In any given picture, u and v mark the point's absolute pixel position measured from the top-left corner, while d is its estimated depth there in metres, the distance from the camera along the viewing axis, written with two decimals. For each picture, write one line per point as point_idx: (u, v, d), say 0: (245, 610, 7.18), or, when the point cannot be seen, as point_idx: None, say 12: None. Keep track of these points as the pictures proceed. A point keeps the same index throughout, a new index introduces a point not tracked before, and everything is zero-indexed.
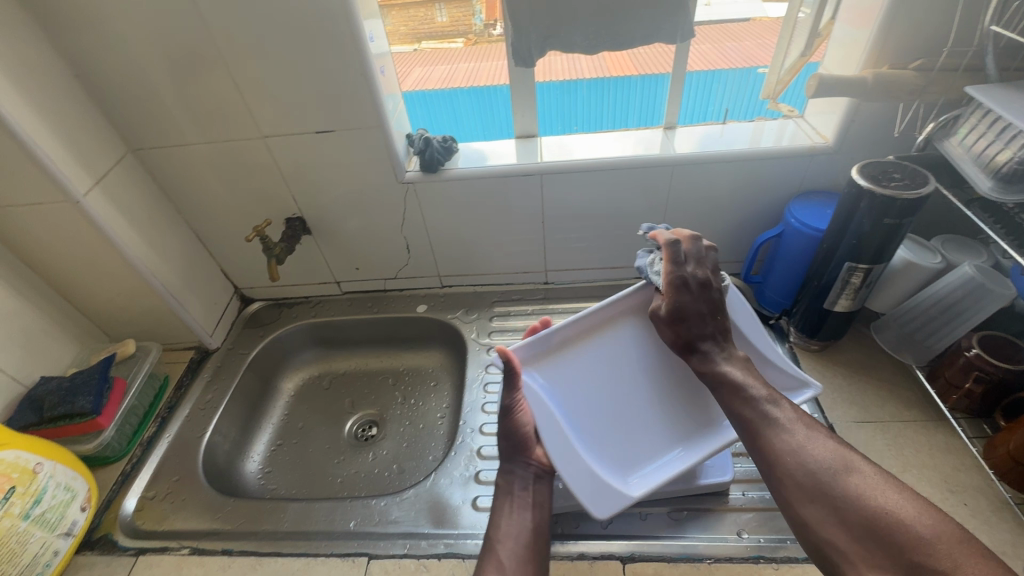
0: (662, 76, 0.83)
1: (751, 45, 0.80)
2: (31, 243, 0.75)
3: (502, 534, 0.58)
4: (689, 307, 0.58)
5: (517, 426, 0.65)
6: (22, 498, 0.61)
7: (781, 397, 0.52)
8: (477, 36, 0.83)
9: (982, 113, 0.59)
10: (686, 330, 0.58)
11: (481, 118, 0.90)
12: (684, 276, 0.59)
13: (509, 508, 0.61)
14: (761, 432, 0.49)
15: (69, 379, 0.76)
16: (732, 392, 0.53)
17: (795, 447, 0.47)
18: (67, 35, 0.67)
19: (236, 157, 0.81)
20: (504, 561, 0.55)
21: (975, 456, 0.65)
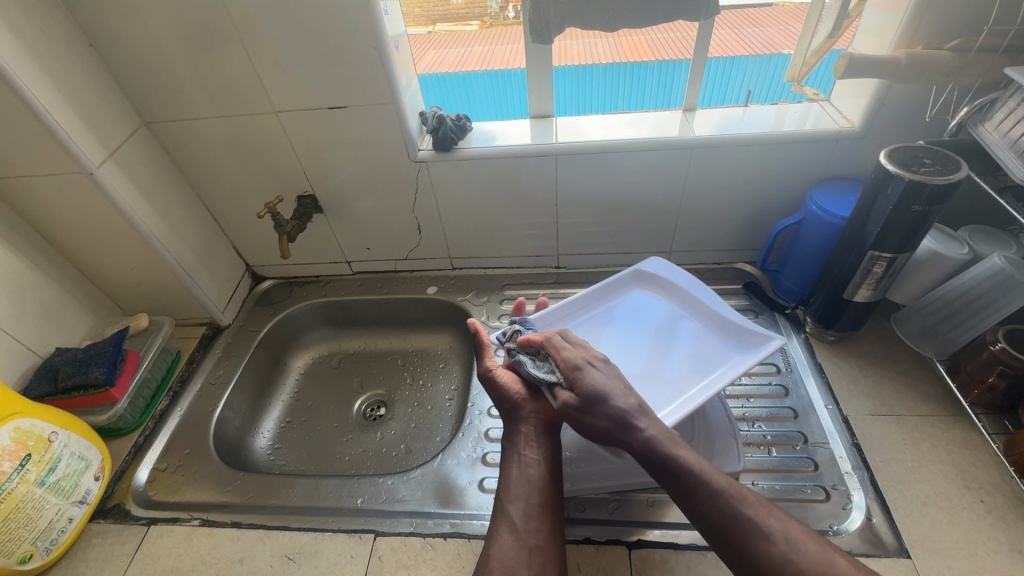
0: (680, 62, 0.80)
1: (774, 31, 0.79)
2: (46, 214, 0.76)
3: (513, 495, 0.58)
4: (601, 381, 0.57)
5: (503, 388, 0.65)
6: (37, 465, 0.62)
7: (744, 487, 0.48)
8: (492, 18, 0.80)
9: (1020, 96, 0.56)
10: (611, 405, 0.55)
11: (494, 100, 0.88)
12: (572, 363, 0.59)
13: (519, 465, 0.60)
14: (732, 537, 0.46)
15: (84, 351, 0.77)
16: (686, 486, 0.49)
17: (779, 557, 0.44)
18: (81, 5, 0.67)
19: (248, 132, 0.81)
20: (516, 522, 0.55)
21: (994, 452, 0.63)
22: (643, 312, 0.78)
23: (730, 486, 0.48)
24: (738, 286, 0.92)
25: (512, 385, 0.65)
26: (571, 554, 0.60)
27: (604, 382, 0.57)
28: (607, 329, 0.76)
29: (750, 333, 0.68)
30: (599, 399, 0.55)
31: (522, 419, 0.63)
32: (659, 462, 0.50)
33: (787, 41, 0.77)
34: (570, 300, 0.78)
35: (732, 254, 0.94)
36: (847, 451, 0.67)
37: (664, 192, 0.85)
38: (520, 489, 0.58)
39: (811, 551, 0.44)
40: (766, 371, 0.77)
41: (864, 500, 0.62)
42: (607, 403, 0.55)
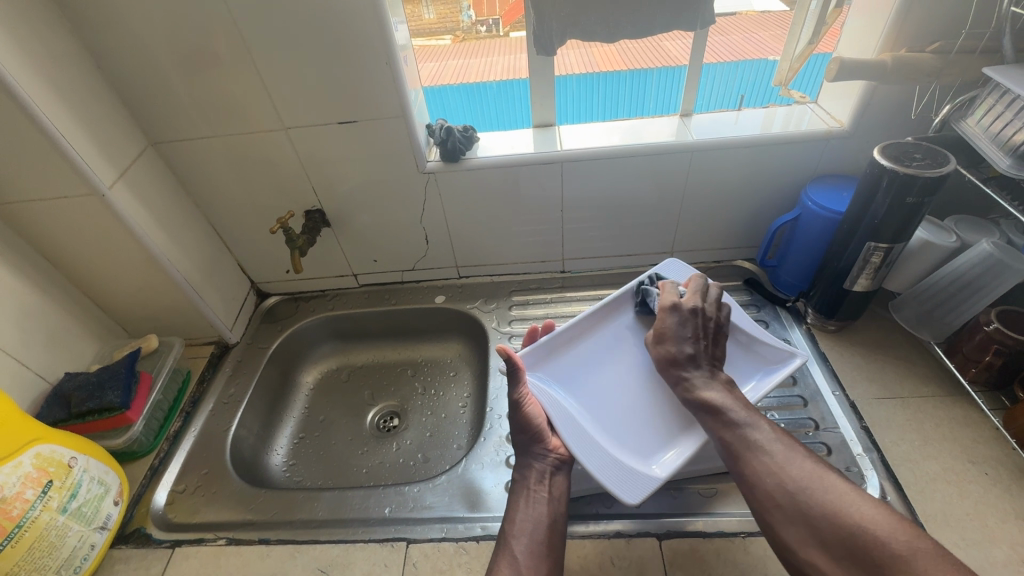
0: (649, 72, 0.84)
1: (740, 39, 0.83)
2: (54, 238, 0.75)
3: (517, 529, 0.58)
4: (671, 330, 0.64)
5: (529, 420, 0.63)
6: (59, 491, 0.61)
7: (760, 418, 0.56)
8: (465, 33, 0.85)
9: (999, 94, 0.61)
10: (667, 345, 0.63)
11: (470, 115, 0.90)
12: (677, 304, 0.65)
13: (526, 500, 0.60)
14: (742, 454, 0.53)
15: (96, 374, 0.76)
16: (714, 416, 0.56)
17: (773, 468, 0.51)
18: (92, 28, 0.67)
19: (257, 150, 0.81)
20: (518, 560, 0.55)
21: (994, 427, 0.67)
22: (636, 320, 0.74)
23: (752, 418, 0.55)
24: (739, 283, 0.96)
25: (536, 414, 0.63)
26: (605, 548, 0.61)
27: (679, 331, 0.64)
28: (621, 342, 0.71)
29: (763, 345, 0.67)
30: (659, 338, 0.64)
31: (533, 455, 0.63)
32: (692, 400, 0.58)
33: (764, 52, 0.83)
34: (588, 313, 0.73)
35: (732, 252, 0.97)
36: (857, 434, 0.70)
37: (665, 194, 0.88)
38: (520, 530, 0.57)
39: (803, 468, 0.50)
40: None
41: (877, 479, 0.65)
42: (669, 347, 0.63)
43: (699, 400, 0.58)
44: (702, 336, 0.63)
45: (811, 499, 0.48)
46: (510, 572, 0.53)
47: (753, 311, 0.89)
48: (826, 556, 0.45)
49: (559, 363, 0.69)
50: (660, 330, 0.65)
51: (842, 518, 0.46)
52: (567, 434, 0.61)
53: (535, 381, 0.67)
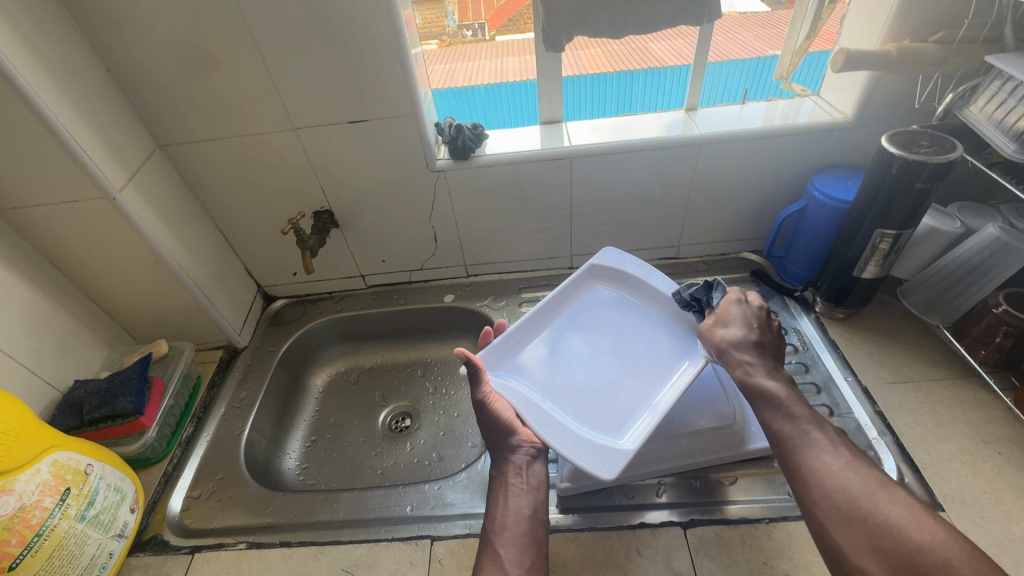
0: (637, 72, 0.85)
1: (722, 39, 0.82)
2: (62, 243, 0.74)
3: (498, 525, 0.58)
4: (733, 316, 0.66)
5: (496, 418, 0.65)
6: (77, 499, 0.60)
7: (822, 419, 0.56)
8: (451, 36, 0.84)
9: (1002, 80, 0.62)
10: (723, 332, 0.65)
11: (461, 110, 0.90)
12: (739, 301, 0.67)
13: (505, 497, 0.60)
14: (800, 448, 0.53)
15: (106, 380, 0.75)
16: (774, 407, 0.57)
17: (832, 469, 0.51)
18: (101, 30, 0.66)
19: (266, 151, 0.81)
20: (500, 554, 0.55)
21: (1006, 407, 0.68)
22: (582, 317, 0.79)
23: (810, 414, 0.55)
24: (745, 274, 0.97)
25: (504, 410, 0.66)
26: (630, 538, 0.62)
27: (743, 323, 0.65)
28: (569, 341, 0.76)
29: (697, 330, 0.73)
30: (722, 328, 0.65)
31: (508, 449, 0.64)
32: (750, 386, 0.59)
33: (744, 51, 0.85)
34: (529, 316, 0.77)
35: (738, 244, 0.99)
36: (872, 418, 0.71)
37: (672, 188, 0.89)
38: (502, 526, 0.58)
39: (862, 475, 0.50)
40: (785, 351, 0.81)
41: (894, 462, 0.66)
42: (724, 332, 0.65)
43: (760, 389, 0.59)
44: (767, 332, 0.65)
45: (871, 505, 0.47)
46: (494, 568, 0.53)
47: None
48: (881, 564, 0.45)
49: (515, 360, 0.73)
50: (723, 321, 0.66)
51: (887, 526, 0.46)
52: (538, 427, 0.63)
53: (495, 377, 0.70)
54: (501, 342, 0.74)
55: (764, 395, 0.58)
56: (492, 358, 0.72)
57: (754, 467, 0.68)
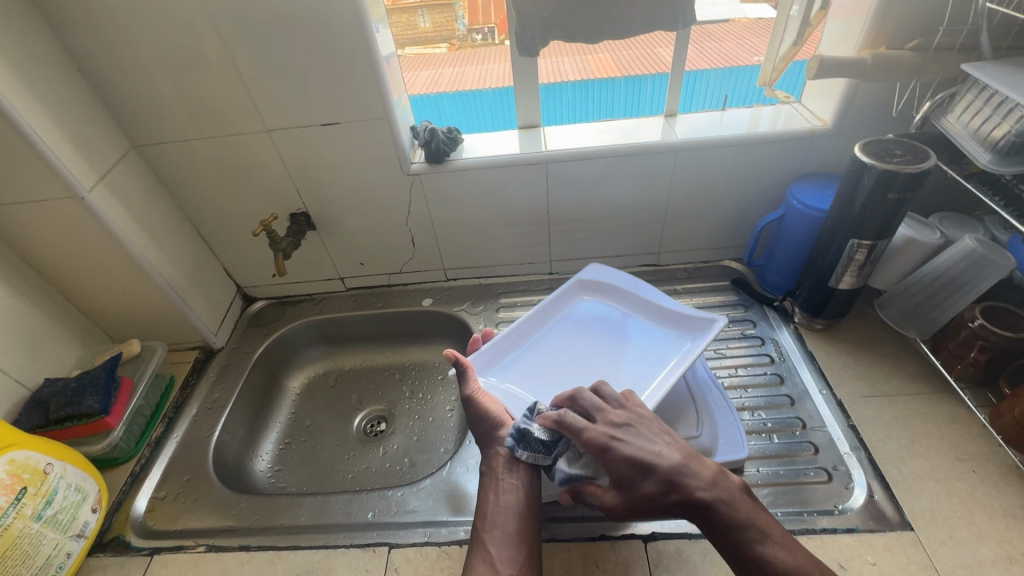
0: (646, 77, 0.85)
1: (732, 46, 0.84)
2: (34, 242, 0.74)
3: (489, 524, 0.56)
4: (634, 453, 0.54)
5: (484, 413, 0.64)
6: (33, 499, 0.60)
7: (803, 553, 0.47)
8: (461, 40, 0.85)
9: (978, 89, 0.61)
10: (651, 472, 0.52)
11: (466, 117, 0.90)
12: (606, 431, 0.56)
13: (495, 492, 0.59)
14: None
15: (75, 380, 0.75)
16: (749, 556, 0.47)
17: None
18: (71, 31, 0.67)
19: (240, 152, 0.81)
20: (492, 554, 0.53)
21: (981, 424, 0.67)
22: (578, 316, 0.82)
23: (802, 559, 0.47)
24: (726, 282, 0.95)
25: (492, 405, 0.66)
26: (589, 550, 0.60)
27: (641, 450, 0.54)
28: (565, 339, 0.78)
29: (688, 319, 0.76)
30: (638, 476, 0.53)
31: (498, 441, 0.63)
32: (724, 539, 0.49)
33: (753, 55, 0.83)
34: (526, 317, 0.80)
35: (719, 252, 0.97)
36: (844, 432, 0.69)
37: (650, 196, 0.88)
38: (493, 523, 0.56)
39: None
40: (762, 362, 0.80)
41: (865, 478, 0.64)
42: (648, 478, 0.52)
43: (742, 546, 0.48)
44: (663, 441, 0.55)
45: None
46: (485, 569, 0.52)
47: (741, 311, 0.89)
48: None
49: (510, 357, 0.76)
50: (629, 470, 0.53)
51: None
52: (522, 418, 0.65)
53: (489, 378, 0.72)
54: (495, 342, 0.76)
55: (751, 556, 0.47)
56: (481, 360, 0.75)
57: None
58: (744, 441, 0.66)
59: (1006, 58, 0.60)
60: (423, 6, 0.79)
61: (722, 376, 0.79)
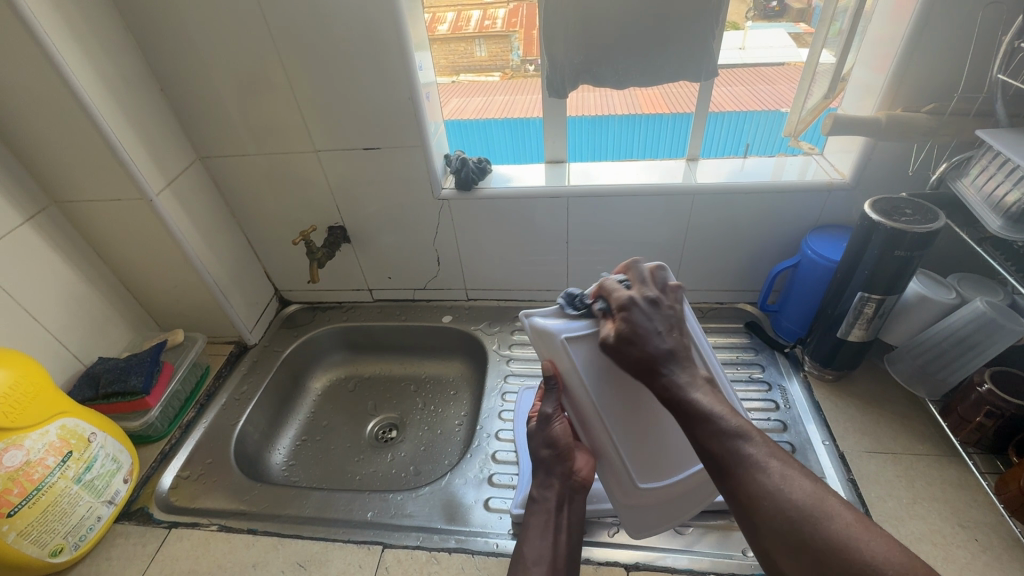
0: (687, 115, 0.87)
1: (784, 88, 0.86)
2: (105, 235, 0.84)
3: (532, 558, 0.56)
4: (642, 323, 0.50)
5: (557, 436, 0.59)
6: (76, 462, 0.67)
7: (756, 429, 0.44)
8: (513, 71, 0.90)
9: (991, 156, 0.62)
10: (641, 331, 0.50)
11: (514, 147, 0.97)
12: (631, 298, 0.52)
13: (539, 533, 0.59)
14: (732, 468, 0.42)
15: (124, 360, 0.84)
16: (702, 421, 0.45)
17: (771, 488, 0.40)
18: (160, 58, 0.77)
19: (290, 169, 0.89)
20: None
21: (987, 492, 0.65)
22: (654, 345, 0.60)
23: (744, 425, 0.44)
24: (739, 325, 0.97)
25: (563, 434, 0.60)
26: None
27: (650, 324, 0.50)
28: None
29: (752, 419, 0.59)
30: (636, 338, 0.50)
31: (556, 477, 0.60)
32: (679, 403, 0.46)
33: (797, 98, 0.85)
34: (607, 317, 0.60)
35: (735, 295, 0.99)
36: (844, 485, 0.69)
37: (668, 234, 0.91)
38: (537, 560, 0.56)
39: (800, 488, 0.40)
40: (767, 407, 0.80)
41: None
42: (642, 347, 0.49)
43: (684, 404, 0.46)
44: (670, 326, 0.51)
45: (825, 537, 0.37)
46: None
47: (750, 354, 0.90)
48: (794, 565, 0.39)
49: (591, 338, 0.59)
50: (629, 329, 0.50)
51: (848, 549, 0.36)
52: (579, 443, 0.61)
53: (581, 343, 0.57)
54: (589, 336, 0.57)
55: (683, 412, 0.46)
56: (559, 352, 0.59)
57: (712, 520, 0.67)
58: None
59: (1019, 127, 0.61)
60: (480, 38, 0.87)
61: None
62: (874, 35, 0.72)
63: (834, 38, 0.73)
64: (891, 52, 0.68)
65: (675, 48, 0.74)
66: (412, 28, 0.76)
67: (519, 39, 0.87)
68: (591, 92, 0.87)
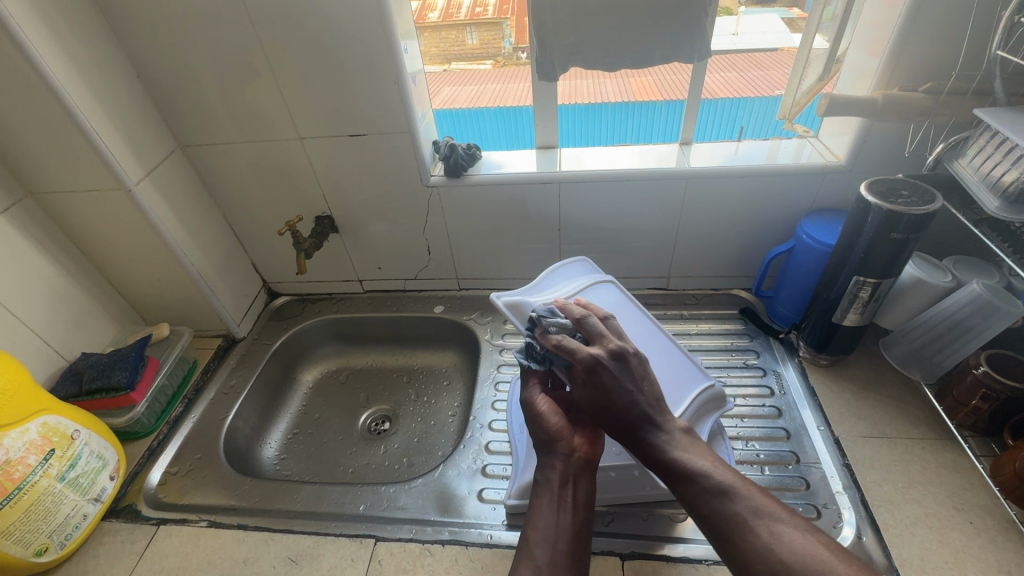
0: (679, 101, 0.86)
1: (777, 74, 0.85)
2: (84, 227, 0.82)
3: (539, 535, 0.51)
4: (614, 381, 0.51)
5: (546, 422, 0.58)
6: (59, 460, 0.65)
7: (740, 480, 0.46)
8: (506, 58, 0.88)
9: (989, 135, 0.60)
10: (613, 392, 0.51)
11: (506, 135, 0.94)
12: (595, 356, 0.52)
13: (547, 505, 0.53)
14: (723, 527, 0.43)
15: (108, 355, 0.82)
16: (686, 478, 0.47)
17: (765, 545, 0.41)
18: (135, 43, 0.74)
19: (275, 157, 0.87)
20: (541, 564, 0.49)
21: (982, 474, 0.65)
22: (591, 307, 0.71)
23: (727, 481, 0.45)
24: (734, 311, 0.96)
25: (552, 414, 0.59)
26: None
27: (618, 380, 0.51)
28: None
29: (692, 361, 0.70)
30: (608, 396, 0.51)
31: (553, 456, 0.56)
32: (661, 461, 0.48)
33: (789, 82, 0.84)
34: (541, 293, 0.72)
35: (729, 281, 0.98)
36: (839, 471, 0.68)
37: (661, 220, 0.90)
38: (542, 533, 0.52)
39: (793, 542, 0.40)
40: (763, 393, 0.80)
41: (855, 519, 0.63)
42: (620, 405, 0.50)
43: (667, 462, 0.48)
44: (639, 375, 0.52)
45: None
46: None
47: (744, 341, 0.89)
48: None
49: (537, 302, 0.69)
50: (602, 388, 0.51)
51: None
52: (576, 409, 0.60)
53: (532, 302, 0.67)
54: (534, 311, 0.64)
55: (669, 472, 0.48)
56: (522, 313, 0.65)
57: None
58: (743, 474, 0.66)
59: (1018, 106, 0.59)
60: (471, 25, 0.86)
61: None
62: (867, 21, 0.71)
63: (828, 22, 0.72)
64: (888, 30, 0.66)
65: (668, 29, 0.72)
66: (396, 12, 0.74)
67: (509, 26, 0.84)
68: (583, 80, 0.86)
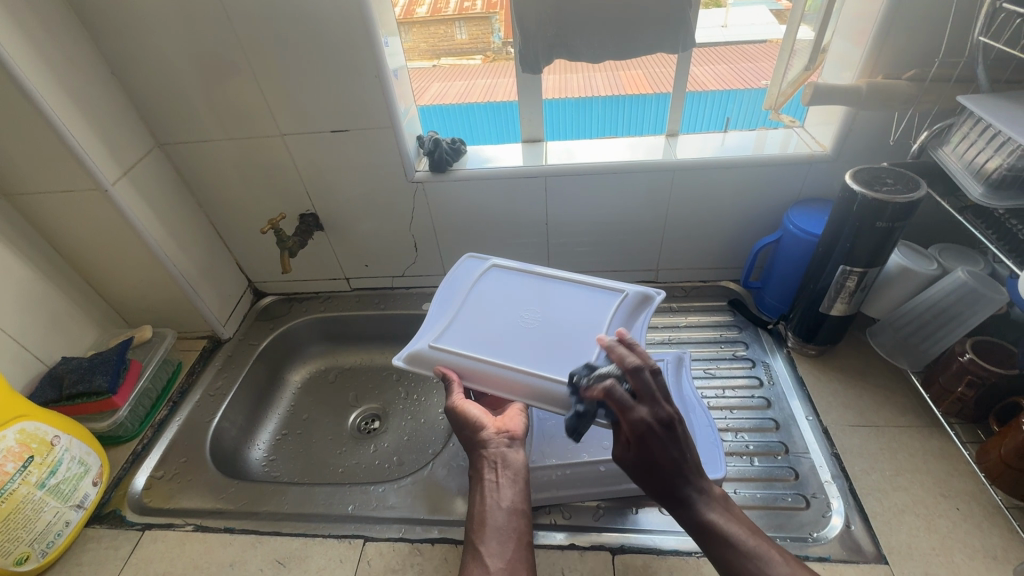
0: (666, 95, 0.86)
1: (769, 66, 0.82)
2: (61, 229, 0.80)
3: (479, 523, 0.49)
4: (659, 446, 0.45)
5: (465, 416, 0.56)
6: (39, 467, 0.64)
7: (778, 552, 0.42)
8: (496, 53, 0.85)
9: (973, 122, 0.60)
10: (660, 455, 0.45)
11: (496, 131, 0.93)
12: (644, 421, 0.45)
13: (482, 493, 0.51)
14: None
15: (89, 359, 0.80)
16: (717, 541, 0.44)
17: None
18: (107, 39, 0.73)
19: (256, 155, 0.85)
20: (485, 555, 0.46)
21: (968, 460, 0.65)
22: (488, 294, 0.67)
23: (763, 549, 0.42)
24: (722, 303, 0.96)
25: (473, 408, 0.57)
26: (556, 558, 0.61)
27: (664, 447, 0.45)
28: (490, 304, 0.65)
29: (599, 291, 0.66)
30: (650, 460, 0.46)
31: (481, 445, 0.54)
32: (695, 524, 0.45)
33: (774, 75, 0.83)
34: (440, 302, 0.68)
35: (719, 272, 0.98)
36: (827, 460, 0.68)
37: (649, 212, 0.89)
38: (485, 520, 0.48)
39: None
40: (751, 384, 0.80)
41: (844, 508, 0.63)
42: (662, 466, 0.45)
43: (701, 525, 0.44)
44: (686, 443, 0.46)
45: None
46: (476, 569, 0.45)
47: (734, 332, 0.89)
48: None
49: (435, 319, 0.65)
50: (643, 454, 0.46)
51: None
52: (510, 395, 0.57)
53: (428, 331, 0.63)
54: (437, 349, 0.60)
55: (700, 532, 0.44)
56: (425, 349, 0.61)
57: None
58: (722, 459, 0.63)
59: (1001, 92, 0.59)
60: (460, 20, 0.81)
61: (709, 396, 0.79)
62: (852, 12, 0.70)
63: (813, 13, 0.73)
64: (872, 18, 0.66)
65: (652, 19, 0.71)
66: (377, 7, 0.73)
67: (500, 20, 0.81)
68: (572, 74, 0.85)
